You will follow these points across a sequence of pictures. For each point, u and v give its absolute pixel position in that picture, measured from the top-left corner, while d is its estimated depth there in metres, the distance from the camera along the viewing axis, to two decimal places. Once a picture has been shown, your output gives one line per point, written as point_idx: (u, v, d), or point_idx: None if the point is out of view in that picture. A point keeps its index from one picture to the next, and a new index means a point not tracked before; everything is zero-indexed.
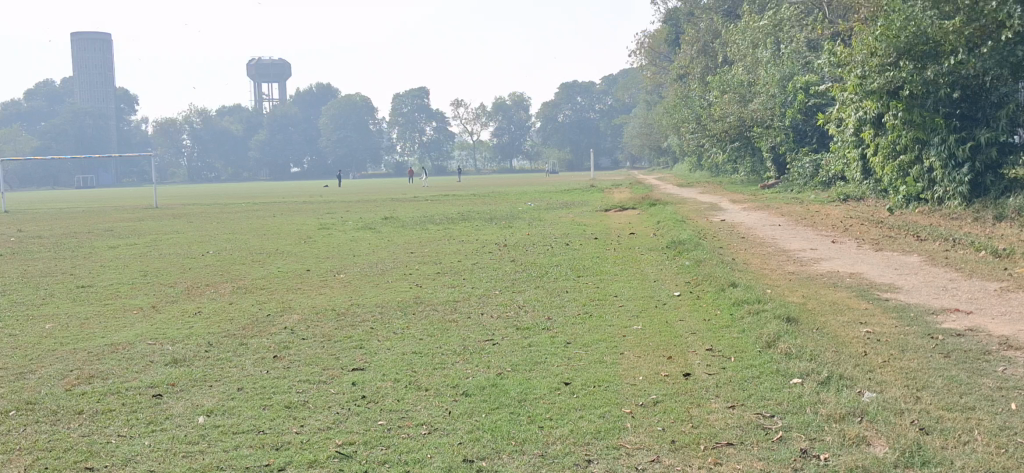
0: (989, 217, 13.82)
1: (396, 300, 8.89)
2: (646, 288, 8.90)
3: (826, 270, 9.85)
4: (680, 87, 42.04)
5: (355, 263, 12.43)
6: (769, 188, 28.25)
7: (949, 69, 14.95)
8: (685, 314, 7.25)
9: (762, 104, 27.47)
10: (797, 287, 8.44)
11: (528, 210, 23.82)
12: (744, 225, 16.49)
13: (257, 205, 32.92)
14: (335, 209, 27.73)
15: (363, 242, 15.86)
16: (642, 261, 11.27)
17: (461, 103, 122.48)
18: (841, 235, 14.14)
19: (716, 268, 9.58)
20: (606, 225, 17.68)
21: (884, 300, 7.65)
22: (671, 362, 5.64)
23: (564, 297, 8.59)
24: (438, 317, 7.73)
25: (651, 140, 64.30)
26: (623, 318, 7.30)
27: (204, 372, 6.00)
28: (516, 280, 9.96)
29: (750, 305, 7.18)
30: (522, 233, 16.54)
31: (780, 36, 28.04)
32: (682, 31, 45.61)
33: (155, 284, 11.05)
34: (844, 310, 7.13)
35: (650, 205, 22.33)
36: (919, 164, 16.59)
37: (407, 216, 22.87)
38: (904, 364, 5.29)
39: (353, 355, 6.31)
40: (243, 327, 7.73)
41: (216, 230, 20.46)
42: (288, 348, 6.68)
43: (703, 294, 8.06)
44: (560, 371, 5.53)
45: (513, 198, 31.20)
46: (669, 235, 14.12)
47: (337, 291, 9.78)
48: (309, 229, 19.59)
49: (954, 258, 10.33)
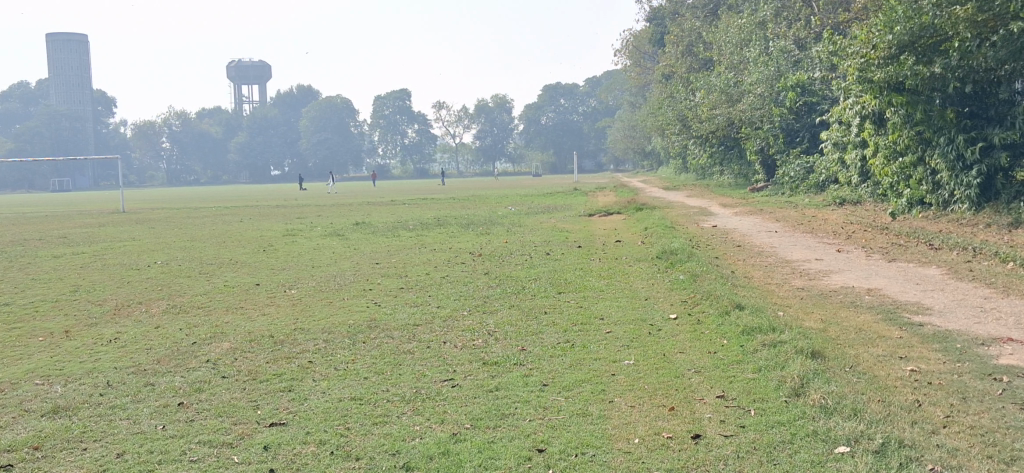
0: (1005, 223, 12.86)
1: (346, 323, 7.65)
2: (636, 309, 7.71)
3: (839, 285, 8.72)
4: (666, 88, 40.96)
5: (310, 276, 11.21)
6: (758, 192, 27.25)
7: (958, 63, 13.79)
8: (685, 345, 6.06)
9: (750, 106, 26.39)
10: (812, 308, 7.26)
11: (508, 215, 22.60)
12: (739, 231, 15.34)
13: (226, 209, 31.55)
14: (305, 214, 26.47)
15: (326, 250, 14.63)
16: (631, 274, 10.07)
17: (443, 105, 120.84)
18: (845, 242, 13.00)
19: (715, 283, 8.42)
20: (590, 231, 16.50)
21: (916, 325, 6.49)
22: (673, 416, 4.43)
23: (541, 320, 7.40)
24: (391, 348, 6.49)
25: (637, 142, 63.24)
26: (612, 349, 6.09)
27: (84, 427, 4.73)
28: (488, 298, 8.76)
29: (763, 334, 5.98)
30: (499, 240, 15.34)
31: (767, 35, 27.00)
32: (667, 30, 44.55)
33: (82, 301, 9.75)
34: (875, 339, 5.97)
35: (637, 210, 21.17)
36: (922, 166, 15.53)
37: (379, 222, 21.56)
38: (971, 421, 4.14)
39: (278, 403, 5.07)
40: (157, 360, 6.45)
41: (172, 237, 19.13)
42: (203, 391, 5.45)
43: (705, 319, 6.87)
44: (533, 429, 4.32)
45: (493, 201, 30.11)
46: (660, 243, 12.97)
47: (282, 312, 8.54)
48: (272, 236, 18.30)
49: (979, 272, 9.22)
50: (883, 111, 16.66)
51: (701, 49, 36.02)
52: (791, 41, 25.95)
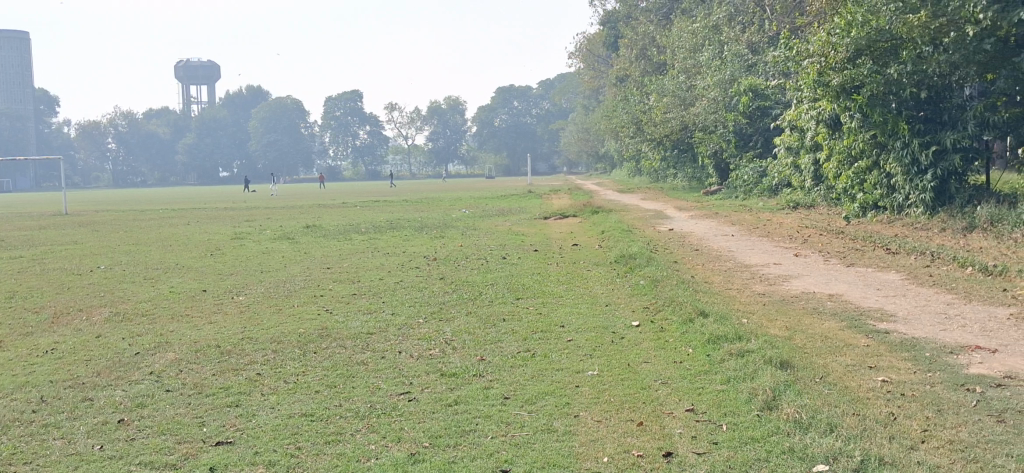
0: (959, 228, 12.93)
1: (297, 332, 7.35)
2: (597, 316, 7.52)
3: (801, 291, 8.62)
4: (620, 91, 41.01)
5: (260, 281, 10.86)
6: (712, 195, 27.32)
7: (913, 68, 13.84)
8: (650, 354, 5.88)
9: (704, 109, 26.45)
10: (776, 315, 7.13)
11: (462, 218, 22.36)
12: (695, 234, 15.25)
13: (174, 212, 30.86)
14: (255, 217, 25.92)
15: (276, 255, 14.24)
16: (590, 279, 9.89)
17: (396, 107, 120.15)
18: (802, 246, 12.96)
19: (677, 289, 8.27)
20: (545, 235, 16.30)
21: (882, 332, 6.38)
22: (642, 432, 4.24)
23: (500, 328, 7.18)
24: (344, 359, 6.22)
25: (590, 145, 63.34)
26: (574, 359, 5.89)
27: (13, 449, 4.40)
28: (445, 305, 8.51)
29: (730, 343, 5.82)
30: (454, 244, 15.08)
31: (721, 39, 27.07)
32: (621, 33, 44.65)
33: (18, 309, 9.31)
34: (842, 348, 5.83)
35: (593, 213, 21.06)
36: (877, 170, 15.63)
37: (331, 225, 21.17)
38: (949, 435, 4.00)
39: (224, 420, 4.78)
40: (95, 372, 6.10)
41: (117, 241, 18.58)
42: (144, 407, 5.13)
43: (668, 327, 6.69)
44: (496, 447, 4.09)
45: (447, 204, 29.83)
46: (617, 247, 12.82)
47: (230, 319, 8.20)
48: (221, 240, 17.84)
49: (938, 277, 9.19)
50: (837, 115, 16.73)
51: (655, 52, 36.10)
52: (745, 45, 26.04)
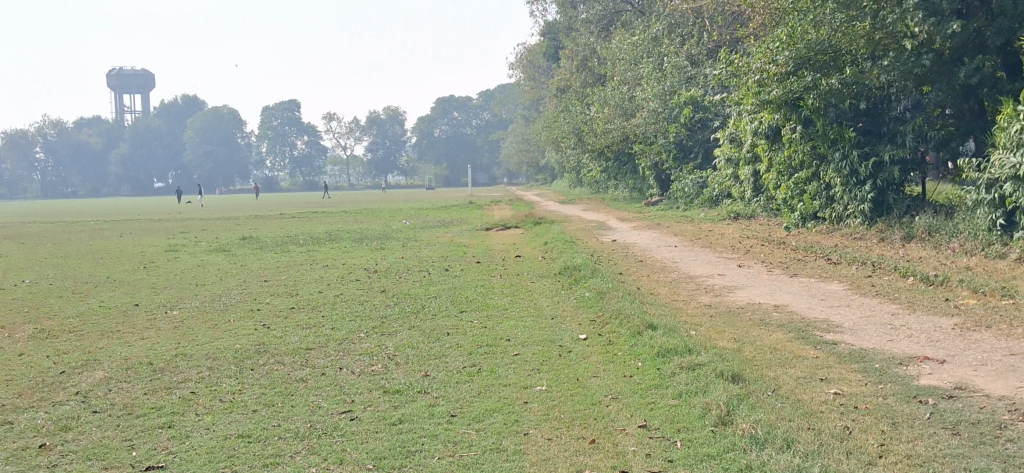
0: (897, 238, 13.11)
1: (234, 348, 7.08)
2: (543, 328, 7.38)
3: (747, 302, 8.59)
4: (560, 102, 41.14)
5: (194, 295, 10.51)
6: (653, 206, 27.50)
7: (851, 80, 14.01)
8: (599, 368, 5.75)
9: (644, 121, 26.62)
10: (724, 327, 7.06)
11: (403, 229, 22.12)
12: (638, 245, 15.23)
13: (105, 223, 30.04)
14: (191, 229, 25.32)
15: (212, 267, 13.84)
16: (535, 291, 9.75)
17: (335, 117, 119.13)
18: (744, 257, 13.00)
19: (623, 301, 8.19)
20: (488, 246, 16.15)
21: (831, 344, 6.36)
22: (594, 450, 4.09)
23: (445, 342, 7.01)
24: (283, 375, 5.97)
25: (531, 156, 63.53)
26: (521, 373, 5.73)
27: None
28: (387, 319, 8.30)
29: (680, 356, 5.72)
30: (396, 255, 14.87)
31: (661, 51, 27.29)
32: (561, 45, 44.82)
33: None
34: (792, 360, 5.77)
35: (535, 224, 21.00)
36: (816, 181, 15.82)
37: (269, 237, 20.75)
38: (906, 449, 3.93)
39: (155, 442, 4.52)
40: (16, 393, 5.76)
41: (45, 253, 17.98)
42: (68, 429, 4.84)
43: (616, 340, 6.58)
44: (444, 468, 3.92)
45: (387, 215, 29.55)
46: (561, 258, 12.73)
47: (163, 335, 7.88)
48: (154, 252, 17.36)
49: (880, 286, 9.26)
50: (777, 127, 16.90)
51: (595, 64, 36.27)
52: (684, 57, 26.26)
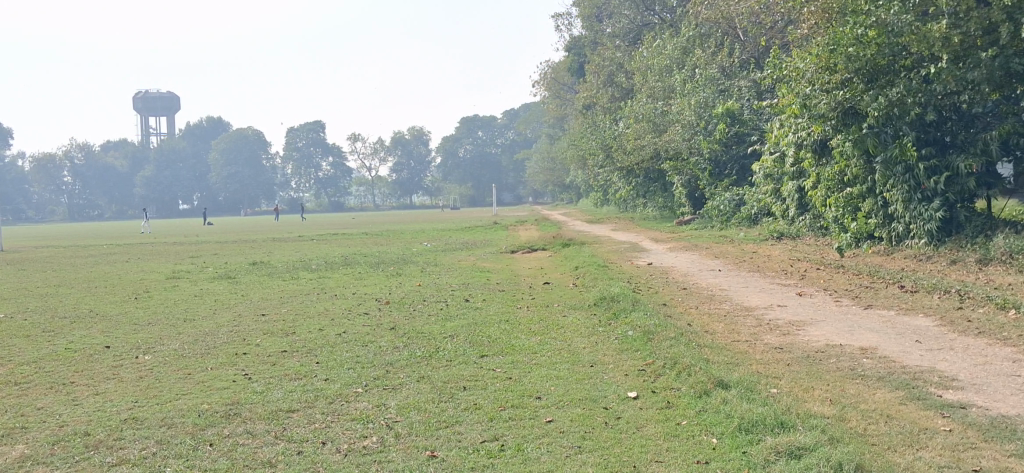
0: (973, 261, 11.57)
1: (200, 409, 5.70)
2: (582, 381, 5.97)
3: (824, 343, 7.14)
4: (587, 118, 39.84)
5: (176, 334, 9.14)
6: (686, 226, 26.07)
7: (919, 86, 12.50)
8: (659, 446, 4.35)
9: (675, 136, 25.15)
10: (809, 381, 5.63)
11: (421, 252, 20.76)
12: (679, 269, 13.71)
13: (117, 247, 28.82)
14: (201, 252, 24.05)
15: (207, 299, 12.46)
16: (568, 328, 8.34)
17: (359, 138, 118.33)
18: (801, 283, 11.51)
19: (676, 345, 6.76)
20: (512, 272, 14.72)
21: (958, 407, 4.90)
22: None
23: (459, 401, 5.63)
24: (248, 455, 4.60)
25: (558, 175, 62.25)
26: (559, 454, 4.34)
27: None
28: (393, 367, 6.91)
29: (771, 433, 4.30)
30: (411, 283, 13.51)
31: (692, 63, 25.84)
32: (585, 60, 43.53)
33: None
34: (918, 436, 4.33)
35: (563, 245, 19.58)
36: (872, 198, 14.33)
37: (279, 262, 19.38)
38: None
39: None
40: None
41: (37, 282, 16.69)
42: None
43: (676, 402, 5.16)
44: None
45: (408, 237, 28.20)
46: (596, 286, 11.31)
47: (126, 388, 6.52)
48: (154, 280, 16.06)
49: (978, 323, 7.75)
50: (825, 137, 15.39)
51: (622, 77, 34.83)
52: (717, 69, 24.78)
